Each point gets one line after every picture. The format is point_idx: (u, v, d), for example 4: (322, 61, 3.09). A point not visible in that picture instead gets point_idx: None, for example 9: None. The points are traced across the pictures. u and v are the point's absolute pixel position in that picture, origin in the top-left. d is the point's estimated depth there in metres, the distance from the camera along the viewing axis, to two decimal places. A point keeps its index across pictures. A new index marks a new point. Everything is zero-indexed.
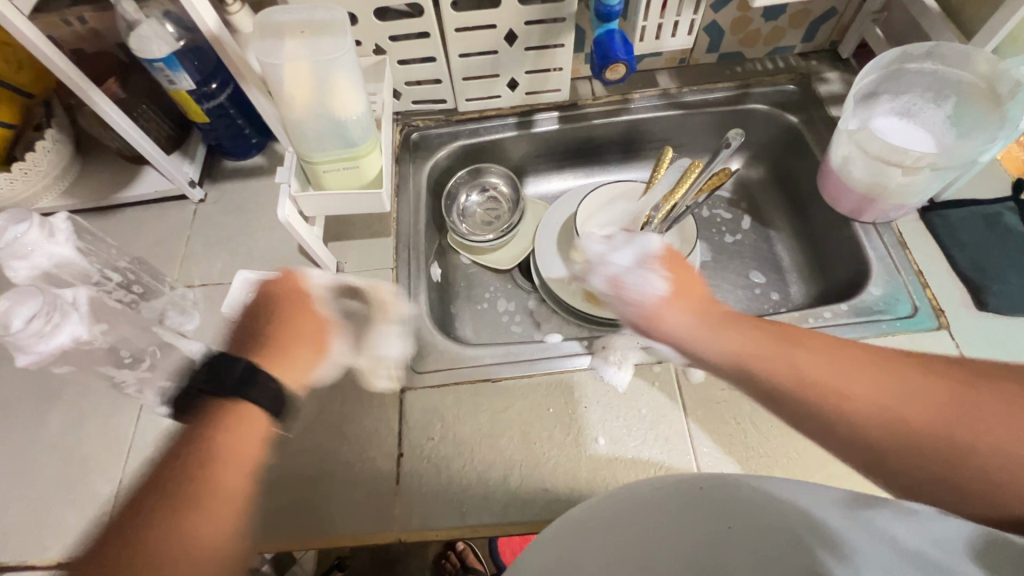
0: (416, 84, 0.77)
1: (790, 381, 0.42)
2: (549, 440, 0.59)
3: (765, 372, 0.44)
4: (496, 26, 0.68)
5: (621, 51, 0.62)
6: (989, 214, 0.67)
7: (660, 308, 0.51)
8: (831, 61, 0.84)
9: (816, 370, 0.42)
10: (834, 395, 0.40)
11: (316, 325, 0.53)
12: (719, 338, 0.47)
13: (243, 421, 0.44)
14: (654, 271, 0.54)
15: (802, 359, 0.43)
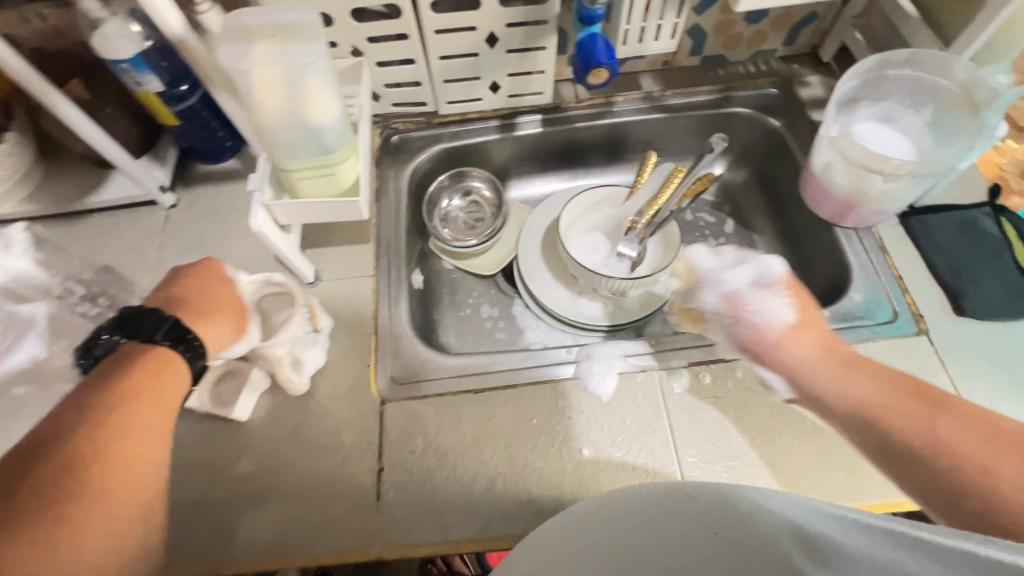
0: (395, 86, 0.75)
1: (921, 440, 0.43)
2: (533, 451, 0.58)
3: (892, 423, 0.46)
4: (475, 28, 0.67)
5: (604, 56, 0.61)
6: (966, 219, 0.68)
7: (781, 339, 0.56)
8: (812, 64, 0.84)
9: (956, 438, 0.42)
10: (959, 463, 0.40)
11: (230, 300, 0.54)
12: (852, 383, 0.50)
13: (166, 371, 0.47)
14: (775, 298, 0.58)
15: (942, 424, 0.43)
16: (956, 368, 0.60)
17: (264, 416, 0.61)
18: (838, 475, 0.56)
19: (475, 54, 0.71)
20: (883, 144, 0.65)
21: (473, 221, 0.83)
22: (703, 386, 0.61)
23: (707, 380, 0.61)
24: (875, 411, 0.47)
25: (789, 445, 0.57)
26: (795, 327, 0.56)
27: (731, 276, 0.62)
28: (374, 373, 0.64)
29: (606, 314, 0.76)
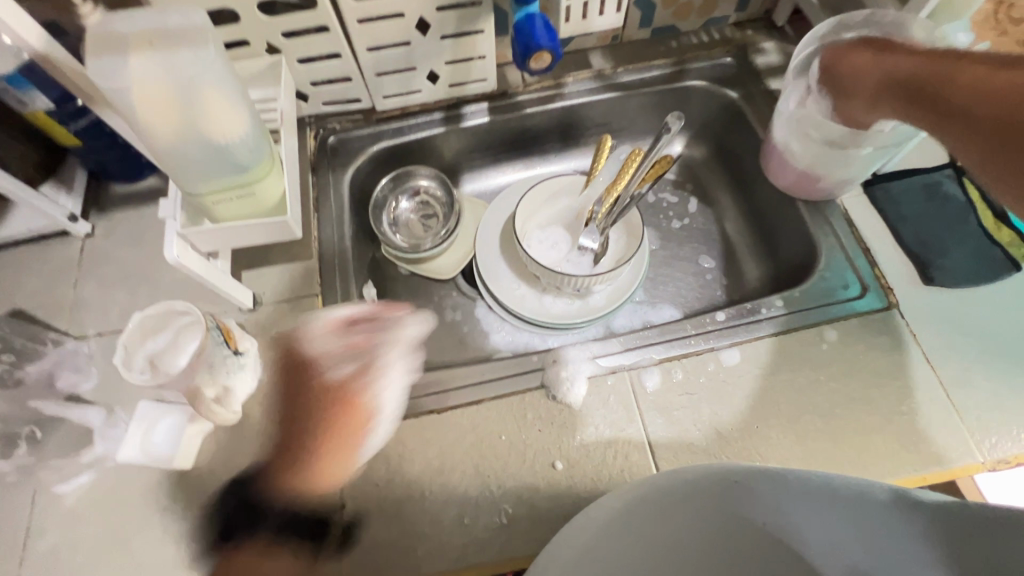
0: (324, 84, 0.68)
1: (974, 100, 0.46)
2: (505, 470, 0.54)
3: (943, 94, 0.49)
4: (402, 15, 0.60)
5: (548, 43, 0.56)
6: (929, 183, 0.66)
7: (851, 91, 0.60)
8: (766, 29, 0.80)
9: (994, 74, 0.45)
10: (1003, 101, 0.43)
11: (335, 393, 0.54)
12: (866, 79, 0.57)
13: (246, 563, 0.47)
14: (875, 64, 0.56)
15: (981, 79, 0.46)
16: (928, 340, 0.58)
17: (210, 461, 0.56)
18: (818, 464, 0.54)
19: (407, 43, 0.64)
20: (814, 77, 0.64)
21: (422, 227, 0.78)
22: (676, 383, 0.58)
23: (679, 377, 0.58)
24: (925, 78, 0.51)
25: (769, 438, 0.55)
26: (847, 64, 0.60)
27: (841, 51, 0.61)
28: None
29: (573, 311, 0.72)
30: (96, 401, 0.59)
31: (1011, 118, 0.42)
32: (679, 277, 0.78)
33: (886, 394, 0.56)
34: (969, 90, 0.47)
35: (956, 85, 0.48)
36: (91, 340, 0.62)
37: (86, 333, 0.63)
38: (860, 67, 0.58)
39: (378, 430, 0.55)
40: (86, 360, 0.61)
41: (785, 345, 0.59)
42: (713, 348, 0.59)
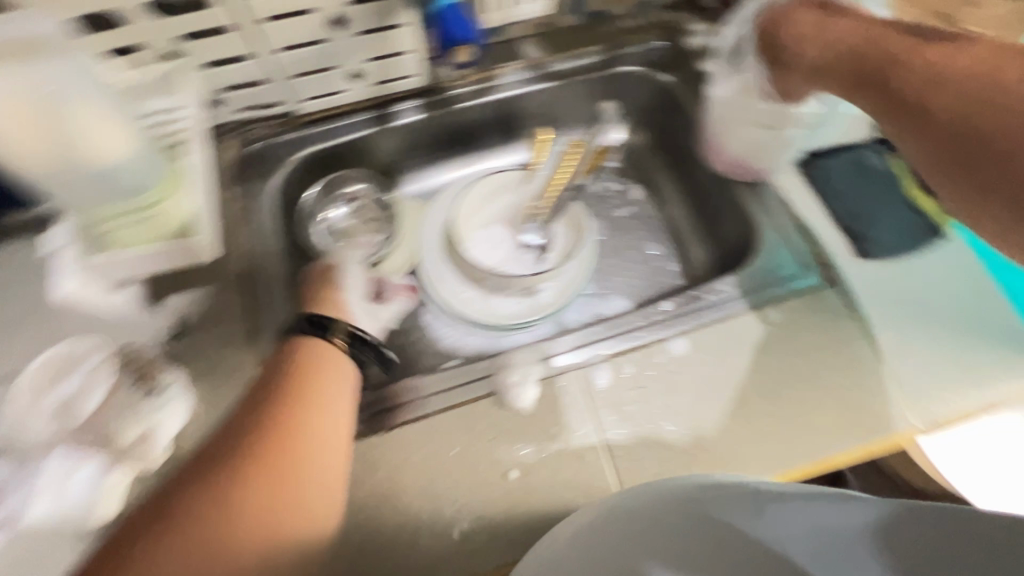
0: (236, 88, 0.63)
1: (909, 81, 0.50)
2: (458, 485, 0.53)
3: (884, 74, 0.52)
4: (313, 11, 0.56)
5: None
6: (857, 158, 0.67)
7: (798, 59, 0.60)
8: (696, 10, 0.79)
9: (937, 61, 0.49)
10: (940, 87, 0.48)
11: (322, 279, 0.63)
12: (812, 53, 0.59)
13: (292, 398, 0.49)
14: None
15: (924, 64, 0.50)
16: (865, 314, 0.60)
17: None
18: (768, 447, 0.54)
19: (322, 41, 0.60)
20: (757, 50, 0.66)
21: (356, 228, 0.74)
22: (626, 377, 0.57)
23: (628, 371, 0.57)
24: (890, 56, 0.52)
25: (719, 425, 0.55)
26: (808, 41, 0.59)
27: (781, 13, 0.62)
28: None
29: (523, 310, 0.70)
30: None
31: (961, 98, 0.46)
32: (627, 266, 0.77)
33: (830, 371, 0.57)
34: (912, 75, 0.50)
35: (916, 67, 0.50)
36: None
37: None
38: (809, 42, 0.60)
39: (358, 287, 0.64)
40: None
41: (733, 330, 0.59)
42: (661, 338, 0.59)
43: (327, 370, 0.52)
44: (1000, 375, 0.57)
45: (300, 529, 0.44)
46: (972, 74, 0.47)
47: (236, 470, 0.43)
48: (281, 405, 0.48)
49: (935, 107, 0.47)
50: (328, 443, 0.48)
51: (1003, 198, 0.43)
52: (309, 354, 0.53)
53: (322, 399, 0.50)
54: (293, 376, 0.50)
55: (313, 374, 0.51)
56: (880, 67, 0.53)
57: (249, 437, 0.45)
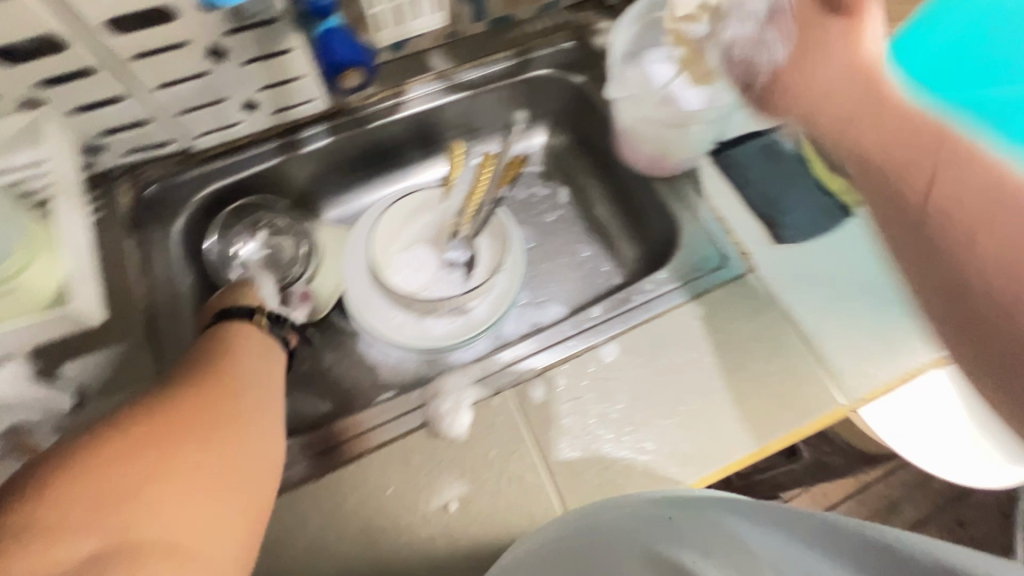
0: (116, 131, 0.59)
1: (922, 183, 0.32)
2: (396, 526, 0.51)
3: (891, 159, 0.34)
4: (187, 44, 0.52)
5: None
6: (766, 144, 0.68)
7: (779, 75, 0.46)
8: (601, 8, 0.79)
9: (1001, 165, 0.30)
10: (954, 207, 0.31)
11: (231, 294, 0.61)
12: (820, 77, 0.42)
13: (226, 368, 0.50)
14: (778, 33, 0.47)
15: (947, 171, 0.31)
16: (786, 299, 0.61)
17: None
18: (704, 443, 0.55)
19: (204, 74, 0.56)
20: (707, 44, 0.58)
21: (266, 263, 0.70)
22: (560, 391, 0.56)
23: (562, 384, 0.57)
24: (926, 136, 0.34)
25: (655, 428, 0.55)
26: (814, 35, 0.43)
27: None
28: None
29: (455, 330, 0.67)
30: None
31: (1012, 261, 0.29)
32: (561, 271, 0.77)
33: (756, 359, 0.58)
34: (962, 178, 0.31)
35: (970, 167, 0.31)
36: None
37: None
38: (823, 81, 0.41)
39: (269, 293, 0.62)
40: None
41: (660, 329, 0.59)
42: (592, 346, 0.59)
43: (248, 335, 0.56)
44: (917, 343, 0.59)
45: (249, 450, 0.43)
46: (990, 201, 0.30)
47: (180, 402, 0.43)
48: (206, 363, 0.50)
49: (958, 253, 0.31)
50: (260, 393, 0.49)
51: (1003, 390, 0.30)
52: (229, 325, 0.56)
53: (245, 357, 0.52)
54: (218, 343, 0.53)
55: (238, 337, 0.55)
56: (899, 154, 0.34)
57: (179, 386, 0.46)
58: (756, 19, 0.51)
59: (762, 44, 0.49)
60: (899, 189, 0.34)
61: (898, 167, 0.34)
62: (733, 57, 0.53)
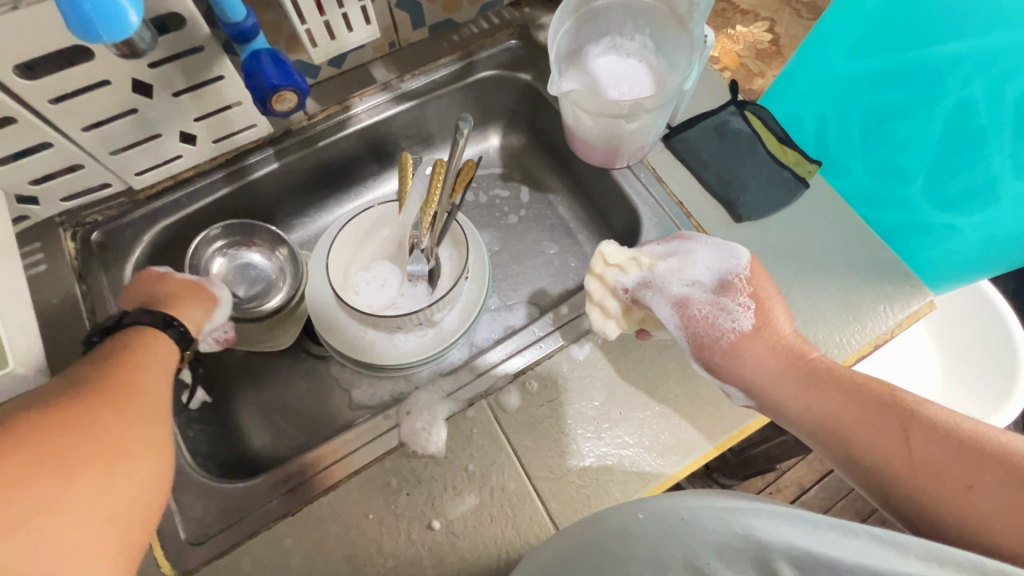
0: (48, 178, 0.56)
1: (899, 458, 0.37)
2: (380, 552, 0.49)
3: (862, 444, 0.39)
4: (109, 81, 0.50)
5: (127, 10, 0.36)
6: (717, 123, 0.68)
7: (739, 349, 0.48)
8: (543, 3, 0.78)
9: (929, 445, 0.36)
10: (942, 474, 0.34)
11: (177, 285, 0.56)
12: (752, 348, 0.47)
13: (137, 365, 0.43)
14: (738, 303, 0.49)
15: (917, 436, 0.37)
16: None
17: None
18: (683, 429, 0.54)
19: (133, 111, 0.54)
20: (643, 299, 0.53)
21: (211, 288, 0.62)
22: (535, 394, 0.56)
23: (536, 387, 0.56)
24: (846, 430, 0.40)
25: (634, 420, 0.55)
26: (764, 330, 0.48)
27: (696, 269, 0.52)
28: (161, 544, 0.50)
29: (426, 345, 0.66)
30: None
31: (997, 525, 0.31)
32: (529, 271, 0.76)
33: None
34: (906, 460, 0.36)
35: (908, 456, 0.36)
36: None
37: None
38: (748, 364, 0.47)
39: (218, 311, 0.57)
40: None
41: None
42: (563, 344, 0.58)
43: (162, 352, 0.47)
44: (881, 307, 0.60)
45: (153, 491, 0.37)
46: (975, 465, 0.34)
47: (91, 417, 0.36)
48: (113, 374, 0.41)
49: (960, 515, 0.33)
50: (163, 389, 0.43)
51: None
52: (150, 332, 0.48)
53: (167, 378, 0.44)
54: (131, 354, 0.44)
55: (153, 348, 0.46)
56: (861, 440, 0.39)
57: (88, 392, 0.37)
58: (701, 287, 0.52)
59: (721, 310, 0.49)
60: (883, 464, 0.38)
61: (871, 450, 0.38)
62: (691, 317, 0.50)
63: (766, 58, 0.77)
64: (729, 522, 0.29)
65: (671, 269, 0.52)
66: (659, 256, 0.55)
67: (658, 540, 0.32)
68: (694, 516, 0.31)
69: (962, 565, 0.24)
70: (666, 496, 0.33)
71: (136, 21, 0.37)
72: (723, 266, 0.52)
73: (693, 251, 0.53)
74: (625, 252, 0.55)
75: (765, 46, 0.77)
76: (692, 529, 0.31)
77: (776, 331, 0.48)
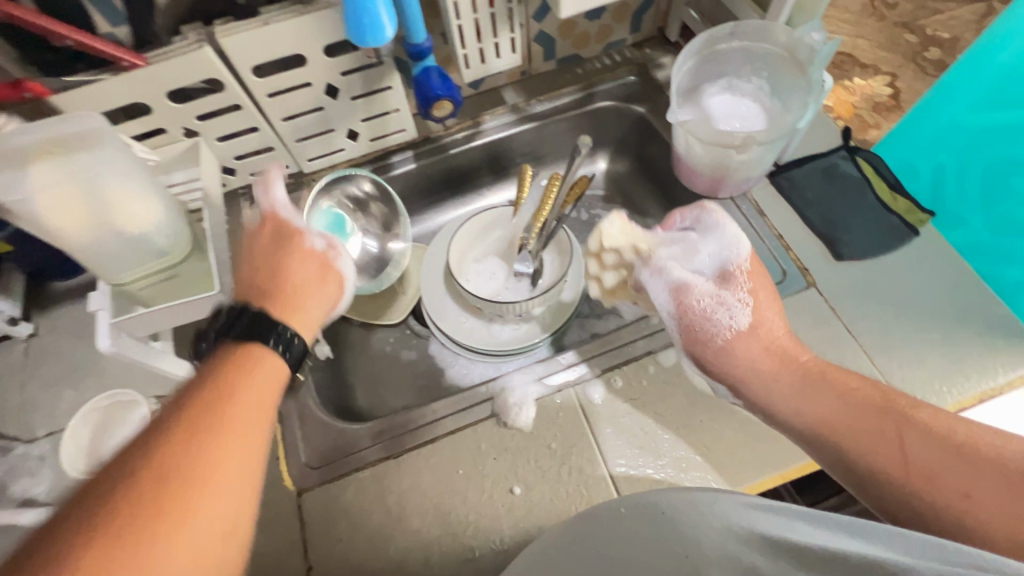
0: (247, 155, 0.70)
1: (895, 465, 0.42)
2: (465, 505, 0.55)
3: (860, 448, 0.44)
4: (310, 83, 0.63)
5: (386, 25, 0.51)
6: (827, 166, 0.70)
7: (732, 345, 0.53)
8: (662, 45, 0.85)
9: (930, 451, 0.41)
10: (937, 480, 0.40)
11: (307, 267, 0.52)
12: (741, 345, 0.53)
13: (247, 380, 0.42)
14: (737, 298, 0.53)
15: (910, 440, 0.42)
16: (848, 312, 0.62)
17: None
18: (763, 447, 0.56)
19: (320, 108, 0.67)
20: (642, 280, 0.58)
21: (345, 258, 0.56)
22: (618, 391, 0.60)
23: (620, 384, 0.60)
24: (841, 433, 0.46)
25: (713, 430, 0.57)
26: (760, 328, 0.53)
27: (699, 257, 0.56)
28: (287, 465, 0.59)
29: (520, 336, 0.73)
30: (52, 502, 0.58)
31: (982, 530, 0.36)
32: None
33: None
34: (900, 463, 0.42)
35: (907, 462, 0.42)
36: (44, 440, 0.62)
37: (38, 434, 0.62)
38: (739, 357, 0.53)
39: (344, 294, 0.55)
40: (38, 461, 0.60)
41: None
42: (651, 351, 0.62)
43: (259, 404, 0.41)
44: (991, 361, 0.58)
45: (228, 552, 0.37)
46: (963, 469, 0.39)
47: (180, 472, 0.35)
48: (158, 495, 0.34)
49: (954, 516, 0.38)
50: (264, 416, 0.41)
51: None
52: (250, 368, 0.42)
53: (226, 503, 0.36)
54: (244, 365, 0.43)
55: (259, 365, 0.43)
56: (860, 443, 0.44)
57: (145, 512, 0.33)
58: (702, 276, 0.56)
59: (720, 303, 0.54)
60: (877, 468, 0.43)
61: (869, 453, 0.44)
62: (687, 305, 0.54)
63: (884, 111, 0.78)
64: (714, 514, 0.34)
65: (674, 255, 0.56)
66: (662, 241, 0.58)
67: (649, 522, 0.37)
68: (677, 509, 0.36)
69: (923, 546, 0.27)
70: (649, 496, 0.39)
71: (391, 34, 0.52)
72: (725, 255, 0.55)
73: (695, 239, 0.57)
74: (624, 236, 0.58)
75: (883, 99, 0.79)
76: (676, 522, 0.35)
77: (770, 331, 0.53)
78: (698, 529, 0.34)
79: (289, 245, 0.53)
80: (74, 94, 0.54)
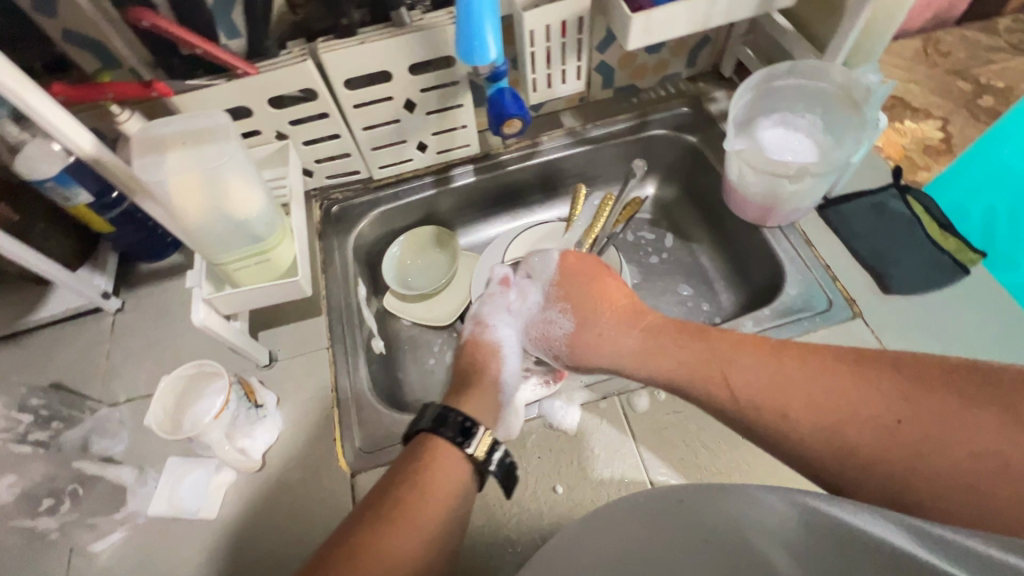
0: (326, 160, 0.76)
1: (728, 400, 0.48)
2: (509, 499, 0.58)
3: (697, 391, 0.51)
4: (392, 98, 0.69)
5: (491, 48, 0.57)
6: (876, 202, 0.72)
7: (573, 347, 0.61)
8: (716, 80, 0.89)
9: (758, 383, 0.47)
10: (767, 409, 0.45)
11: (476, 349, 0.62)
12: (582, 341, 0.60)
13: (437, 476, 0.49)
14: (560, 313, 0.63)
15: (734, 378, 0.48)
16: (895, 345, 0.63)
17: (234, 510, 0.60)
18: None
19: (397, 121, 0.73)
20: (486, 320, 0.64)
21: (503, 322, 0.64)
22: (662, 403, 0.62)
23: (664, 396, 0.62)
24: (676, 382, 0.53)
25: (753, 447, 0.58)
26: (588, 323, 0.61)
27: (528, 299, 0.66)
28: (342, 448, 0.62)
29: None
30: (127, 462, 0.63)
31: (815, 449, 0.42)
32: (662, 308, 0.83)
33: None
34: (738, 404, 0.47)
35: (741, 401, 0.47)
36: (123, 406, 0.67)
37: (117, 400, 0.67)
38: (589, 328, 0.60)
39: (510, 359, 0.62)
40: (117, 424, 0.65)
41: None
42: None
43: (445, 500, 0.48)
44: None
45: None
46: (776, 391, 0.46)
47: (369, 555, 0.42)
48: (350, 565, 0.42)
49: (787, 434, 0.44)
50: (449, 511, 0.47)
51: None
52: (440, 467, 0.49)
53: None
54: (435, 463, 0.50)
55: (445, 465, 0.50)
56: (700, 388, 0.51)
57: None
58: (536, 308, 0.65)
59: (551, 323, 0.63)
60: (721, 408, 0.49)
61: (712, 396, 0.49)
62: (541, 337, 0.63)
63: (934, 154, 0.79)
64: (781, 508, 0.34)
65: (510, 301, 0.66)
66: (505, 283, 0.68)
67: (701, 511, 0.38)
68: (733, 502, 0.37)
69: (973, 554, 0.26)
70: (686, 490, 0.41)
71: (492, 57, 0.57)
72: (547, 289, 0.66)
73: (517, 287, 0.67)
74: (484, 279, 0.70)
75: (934, 142, 0.80)
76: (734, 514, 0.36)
77: (609, 304, 0.62)
78: (759, 517, 0.35)
79: (472, 341, 0.63)
80: (191, 94, 0.61)
